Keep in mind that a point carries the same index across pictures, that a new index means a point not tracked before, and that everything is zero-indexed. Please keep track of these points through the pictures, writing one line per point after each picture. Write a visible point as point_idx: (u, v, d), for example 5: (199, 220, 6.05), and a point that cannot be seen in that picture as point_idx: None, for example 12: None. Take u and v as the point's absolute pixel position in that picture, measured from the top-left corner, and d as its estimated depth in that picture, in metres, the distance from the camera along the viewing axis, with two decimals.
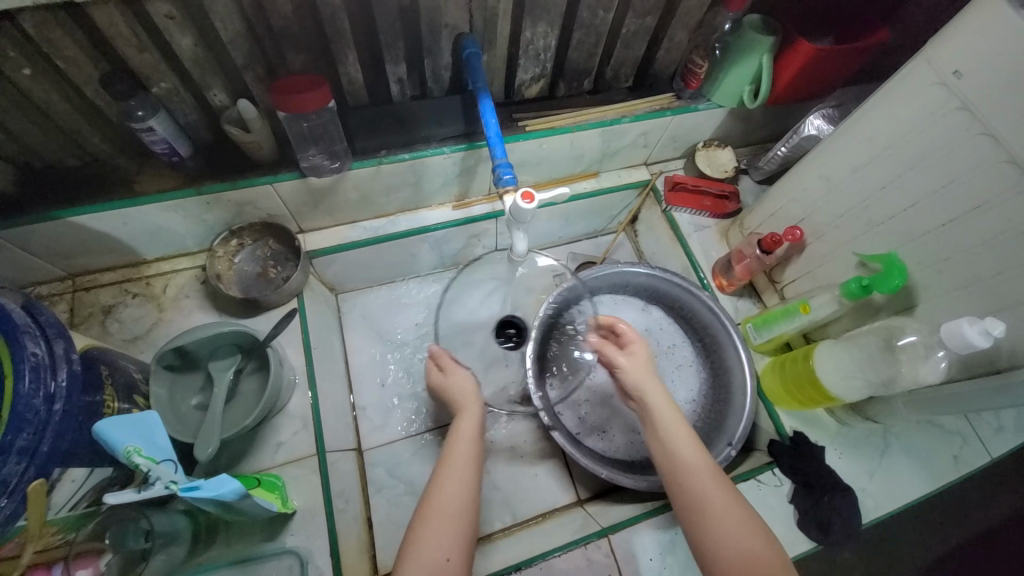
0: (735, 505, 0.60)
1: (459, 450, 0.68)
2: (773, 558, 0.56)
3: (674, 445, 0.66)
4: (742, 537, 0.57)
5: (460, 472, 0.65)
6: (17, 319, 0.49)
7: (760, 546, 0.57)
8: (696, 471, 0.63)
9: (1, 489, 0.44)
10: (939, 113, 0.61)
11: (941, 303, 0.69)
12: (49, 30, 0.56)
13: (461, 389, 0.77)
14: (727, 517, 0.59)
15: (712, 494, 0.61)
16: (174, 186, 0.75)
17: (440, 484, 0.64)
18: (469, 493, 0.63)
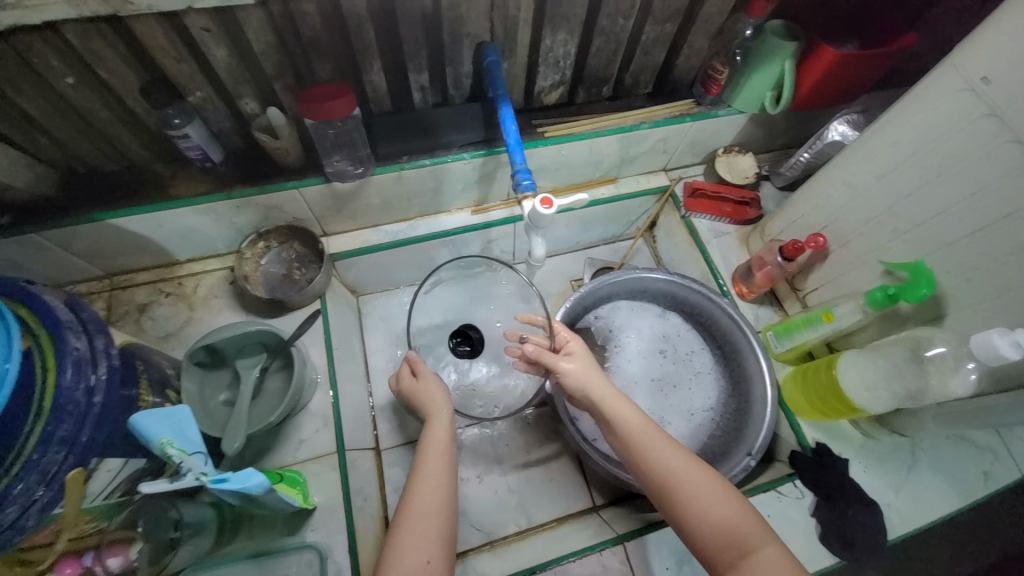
0: (705, 478, 0.59)
1: (429, 459, 0.67)
2: (751, 523, 0.55)
3: (632, 432, 0.64)
4: (718, 508, 0.57)
5: (432, 483, 0.64)
6: (61, 315, 0.52)
7: (737, 514, 0.56)
8: (659, 450, 0.62)
9: (42, 477, 0.47)
10: (968, 119, 0.60)
11: (972, 313, 0.67)
12: (95, 44, 0.60)
13: (428, 397, 0.75)
14: (699, 492, 0.58)
15: (679, 473, 0.60)
16: (206, 190, 0.78)
17: (415, 488, 0.64)
18: (444, 504, 0.63)
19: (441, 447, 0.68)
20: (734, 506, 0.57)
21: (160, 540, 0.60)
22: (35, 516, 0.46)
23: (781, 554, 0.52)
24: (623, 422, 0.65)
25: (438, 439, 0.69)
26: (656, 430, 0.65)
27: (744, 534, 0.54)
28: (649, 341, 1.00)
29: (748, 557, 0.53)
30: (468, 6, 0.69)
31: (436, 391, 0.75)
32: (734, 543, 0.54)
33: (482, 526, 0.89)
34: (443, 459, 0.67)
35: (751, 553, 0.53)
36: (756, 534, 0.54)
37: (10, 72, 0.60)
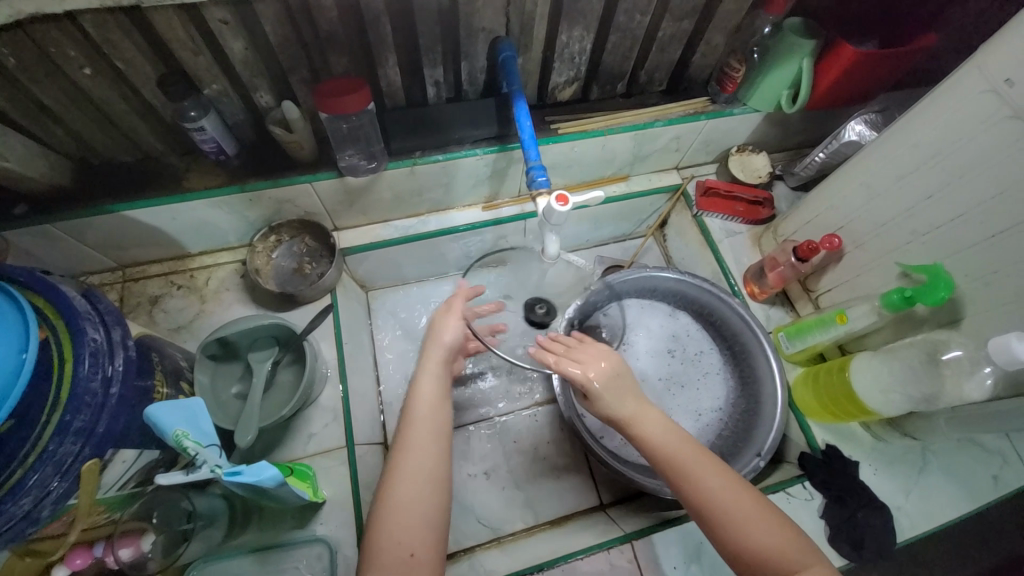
0: (750, 501, 0.57)
1: (418, 413, 0.68)
2: (799, 548, 0.52)
3: (670, 454, 0.62)
4: (766, 534, 0.54)
5: (421, 441, 0.65)
6: (79, 306, 0.52)
7: (783, 540, 0.53)
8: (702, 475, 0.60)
9: (57, 468, 0.47)
10: (992, 120, 0.59)
11: (990, 316, 0.67)
12: (113, 34, 0.60)
13: (440, 337, 0.76)
14: (745, 517, 0.56)
15: (722, 496, 0.58)
16: (220, 183, 0.78)
17: (397, 467, 0.62)
18: (437, 463, 0.64)
19: (431, 402, 0.70)
20: (780, 532, 0.54)
21: (173, 531, 0.63)
22: (49, 508, 0.47)
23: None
24: (657, 443, 0.63)
25: (427, 394, 0.70)
26: (698, 450, 0.63)
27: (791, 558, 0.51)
28: (658, 339, 1.00)
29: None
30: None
31: (448, 334, 0.76)
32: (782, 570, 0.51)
33: (488, 522, 0.89)
34: (436, 417, 0.69)
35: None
36: (802, 558, 0.52)
37: (28, 62, 0.59)
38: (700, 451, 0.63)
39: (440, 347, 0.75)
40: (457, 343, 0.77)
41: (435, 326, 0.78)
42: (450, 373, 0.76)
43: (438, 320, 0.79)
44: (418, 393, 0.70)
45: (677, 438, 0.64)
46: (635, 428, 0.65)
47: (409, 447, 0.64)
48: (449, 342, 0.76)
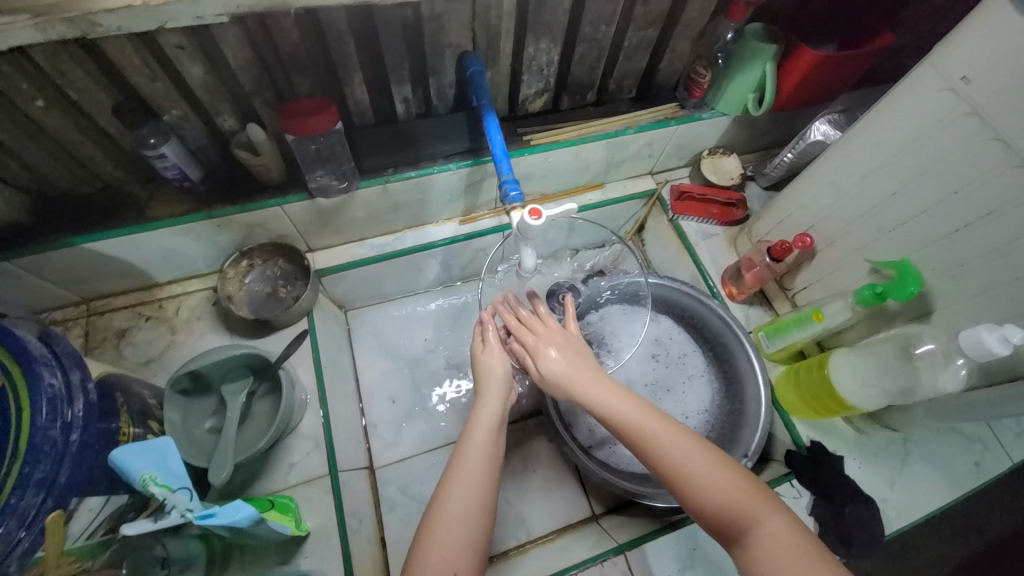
0: (698, 455, 0.55)
1: (477, 437, 0.63)
2: (749, 500, 0.51)
3: (619, 415, 0.59)
4: (716, 488, 0.52)
5: (472, 464, 0.61)
6: (34, 350, 0.50)
7: (734, 491, 0.52)
8: (652, 435, 0.57)
9: (20, 521, 0.44)
10: (948, 119, 0.61)
11: (959, 308, 0.68)
12: (64, 64, 0.57)
13: (489, 371, 0.69)
14: (696, 473, 0.54)
15: (672, 454, 0.55)
16: (186, 210, 0.76)
17: (448, 485, 0.60)
18: (486, 489, 0.60)
19: (489, 427, 0.65)
20: (731, 484, 0.53)
21: None
22: (16, 563, 0.43)
23: (784, 526, 0.49)
24: (605, 406, 0.60)
25: (488, 417, 0.65)
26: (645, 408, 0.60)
27: (746, 514, 0.50)
28: (642, 344, 1.01)
29: (750, 536, 0.50)
30: (450, 15, 0.68)
31: (500, 364, 0.69)
32: (737, 525, 0.51)
33: None
34: (492, 440, 0.64)
35: (752, 533, 0.50)
36: (754, 511, 0.51)
37: None
38: (645, 407, 0.60)
39: (496, 384, 0.68)
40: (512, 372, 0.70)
41: (480, 362, 0.70)
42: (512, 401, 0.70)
43: (479, 354, 0.71)
44: (479, 417, 0.66)
45: (624, 398, 0.61)
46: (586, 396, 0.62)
47: (464, 468, 0.60)
48: (502, 374, 0.69)
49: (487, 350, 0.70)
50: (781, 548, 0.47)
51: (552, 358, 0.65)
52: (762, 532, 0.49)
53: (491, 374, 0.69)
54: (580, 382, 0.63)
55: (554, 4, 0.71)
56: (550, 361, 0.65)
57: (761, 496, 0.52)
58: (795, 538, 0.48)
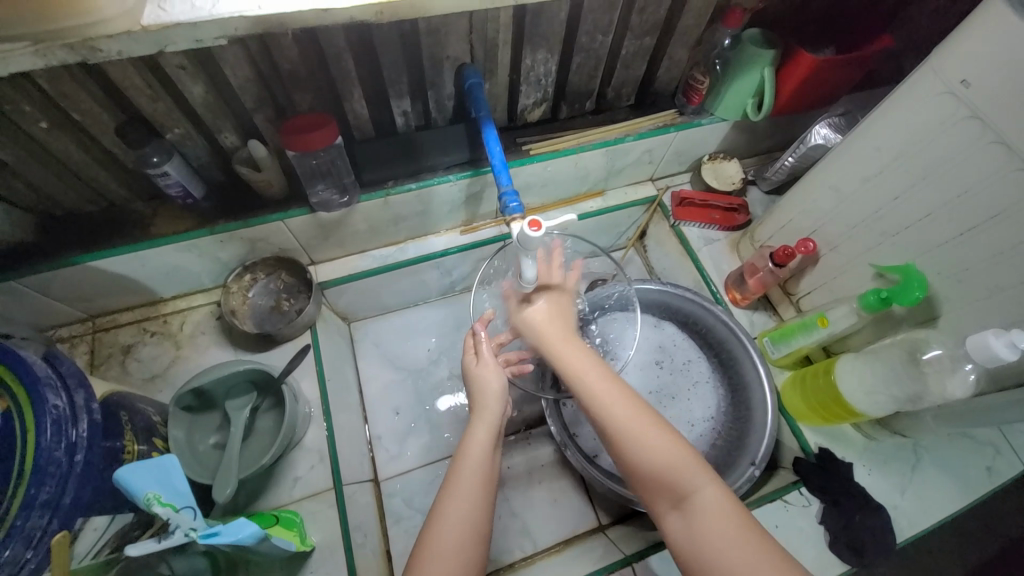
0: (648, 425, 0.60)
1: (471, 456, 0.65)
2: (690, 469, 0.57)
3: (583, 377, 0.65)
4: (662, 457, 0.58)
5: (466, 485, 0.62)
6: (39, 371, 0.50)
7: (678, 459, 0.57)
8: (609, 405, 0.62)
9: (26, 543, 0.45)
10: (948, 123, 0.60)
11: (966, 313, 0.67)
12: (67, 87, 0.58)
13: (484, 387, 0.70)
14: (645, 442, 0.59)
15: (625, 424, 0.60)
16: (189, 227, 0.77)
17: (444, 508, 0.61)
18: (478, 516, 0.61)
19: (483, 446, 0.66)
20: (676, 453, 0.58)
21: None
22: None
23: (717, 495, 0.55)
24: (574, 368, 0.66)
25: (482, 435, 0.67)
26: (606, 374, 0.65)
27: (685, 481, 0.56)
28: (646, 351, 1.00)
29: (687, 502, 0.55)
30: (447, 29, 0.68)
31: (494, 379, 0.71)
32: (676, 491, 0.56)
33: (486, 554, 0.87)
34: (485, 464, 0.65)
35: (689, 499, 0.55)
36: (694, 480, 0.56)
37: None
38: (608, 375, 0.65)
39: (491, 400, 0.69)
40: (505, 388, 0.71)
41: (473, 375, 0.72)
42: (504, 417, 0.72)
43: (473, 368, 0.72)
44: (472, 438, 0.67)
45: (590, 368, 0.65)
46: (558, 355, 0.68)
47: (457, 494, 0.61)
48: (496, 390, 0.70)
49: (481, 365, 0.72)
50: (713, 512, 0.54)
51: (535, 308, 0.72)
52: (698, 498, 0.55)
53: (488, 389, 0.70)
54: (556, 341, 0.69)
55: (551, 15, 0.71)
56: (535, 312, 0.72)
57: (700, 467, 0.57)
58: (726, 507, 0.54)
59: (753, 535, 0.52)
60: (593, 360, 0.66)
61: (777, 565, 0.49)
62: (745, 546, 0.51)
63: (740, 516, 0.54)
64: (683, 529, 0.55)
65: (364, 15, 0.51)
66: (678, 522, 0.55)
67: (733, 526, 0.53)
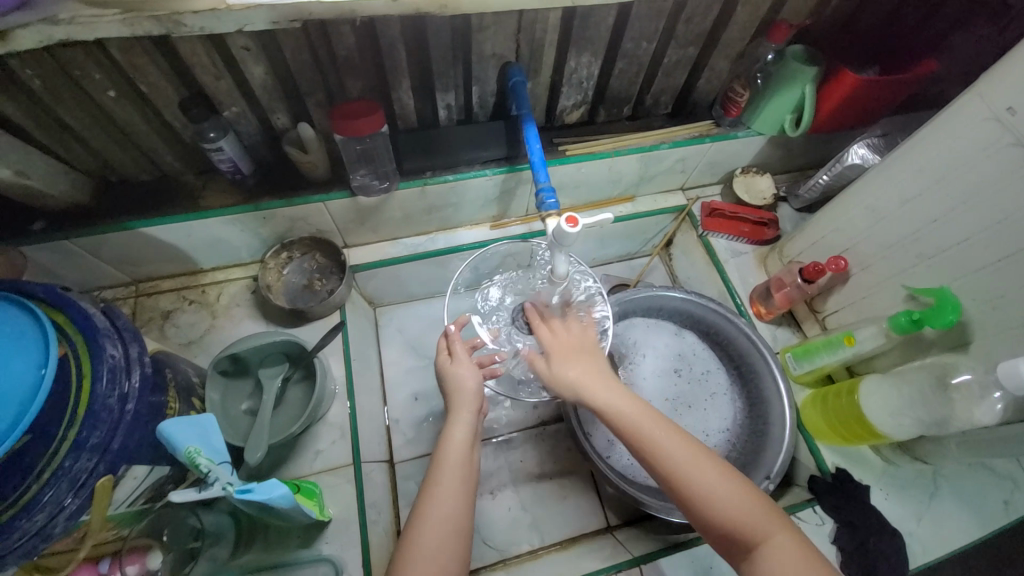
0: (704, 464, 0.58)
1: (451, 458, 0.65)
2: (762, 516, 0.55)
3: (638, 427, 0.62)
4: (730, 503, 0.56)
5: (448, 484, 0.63)
6: (99, 322, 0.53)
7: (745, 504, 0.56)
8: (670, 451, 0.59)
9: (73, 484, 0.48)
10: (992, 148, 0.60)
11: (998, 341, 0.67)
12: (138, 59, 0.62)
13: (460, 385, 0.71)
14: (699, 481, 0.57)
15: (689, 473, 0.58)
16: (235, 202, 0.80)
17: (429, 504, 0.61)
18: (461, 512, 0.61)
19: (462, 447, 0.66)
20: (743, 497, 0.56)
21: (181, 549, 0.62)
22: (62, 524, 0.47)
23: (791, 542, 0.53)
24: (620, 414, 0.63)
25: (459, 437, 0.67)
26: (660, 420, 0.63)
27: (755, 528, 0.54)
28: (665, 358, 1.00)
29: (759, 550, 0.53)
30: (496, 28, 0.70)
31: (468, 378, 0.72)
32: (746, 538, 0.54)
33: (494, 544, 0.88)
34: (466, 460, 0.66)
35: (762, 546, 0.53)
36: (763, 527, 0.54)
37: (54, 84, 0.62)
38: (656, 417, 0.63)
39: (468, 397, 0.70)
40: (481, 387, 0.72)
41: (448, 374, 0.73)
42: (481, 416, 0.72)
43: (447, 367, 0.74)
44: (451, 437, 0.67)
45: (644, 417, 0.63)
46: (609, 408, 0.64)
47: (437, 491, 0.62)
48: (473, 390, 0.71)
49: (455, 365, 0.73)
50: (790, 562, 0.51)
51: (571, 369, 0.68)
52: (771, 546, 0.53)
53: (464, 391, 0.71)
54: (601, 399, 0.65)
55: (598, 20, 0.73)
56: (571, 375, 0.67)
57: (771, 514, 0.55)
58: (802, 554, 0.52)
59: None
60: (646, 407, 0.64)
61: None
62: None
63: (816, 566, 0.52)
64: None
65: (427, 7, 0.55)
66: (751, 571, 0.53)
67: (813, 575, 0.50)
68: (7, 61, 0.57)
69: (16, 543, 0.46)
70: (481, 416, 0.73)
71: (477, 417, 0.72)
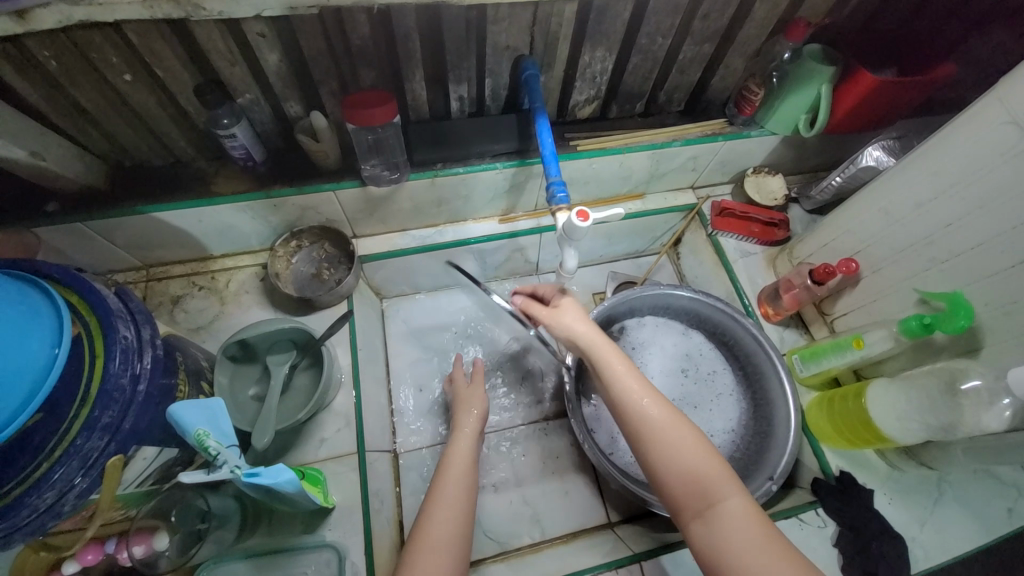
0: (675, 425, 0.61)
1: (453, 469, 0.71)
2: (720, 477, 0.57)
3: (624, 385, 0.65)
4: (692, 463, 0.58)
5: (451, 493, 0.67)
6: (112, 304, 0.54)
7: (706, 465, 0.57)
8: (646, 411, 0.62)
9: (84, 462, 0.48)
10: (1010, 152, 0.59)
11: (1010, 347, 0.66)
12: (154, 42, 0.61)
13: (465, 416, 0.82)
14: (667, 439, 0.59)
15: (656, 428, 0.61)
16: (246, 188, 0.80)
17: (429, 515, 0.65)
18: (463, 522, 0.65)
19: (464, 463, 0.73)
20: (705, 458, 0.58)
21: (188, 531, 0.65)
22: (71, 502, 0.48)
23: (746, 506, 0.55)
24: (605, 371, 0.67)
25: (461, 458, 0.73)
26: (644, 384, 0.65)
27: (711, 488, 0.56)
28: (671, 357, 0.99)
29: (712, 507, 0.55)
30: (511, 19, 0.69)
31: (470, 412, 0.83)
32: (700, 496, 0.56)
33: (495, 536, 0.89)
34: (468, 473, 0.72)
35: (715, 506, 0.55)
36: (720, 488, 0.56)
37: (69, 65, 0.62)
38: (638, 377, 0.66)
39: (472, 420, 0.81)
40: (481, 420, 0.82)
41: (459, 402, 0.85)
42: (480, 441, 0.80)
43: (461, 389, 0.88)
44: (455, 452, 0.75)
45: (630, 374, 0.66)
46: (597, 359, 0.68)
47: (440, 500, 0.66)
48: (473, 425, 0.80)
49: (470, 390, 0.87)
50: (739, 524, 0.53)
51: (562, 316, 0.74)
52: (723, 504, 0.55)
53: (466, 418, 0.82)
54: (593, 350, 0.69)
55: (615, 13, 0.72)
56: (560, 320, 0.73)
57: (730, 478, 0.57)
58: (753, 518, 0.53)
59: (783, 551, 0.50)
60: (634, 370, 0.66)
61: (790, 563, 0.49)
62: (776, 554, 0.50)
63: (767, 529, 0.52)
64: (706, 534, 0.54)
65: None
66: (701, 530, 0.55)
67: (759, 535, 0.52)
68: (25, 43, 0.57)
69: (24, 520, 0.47)
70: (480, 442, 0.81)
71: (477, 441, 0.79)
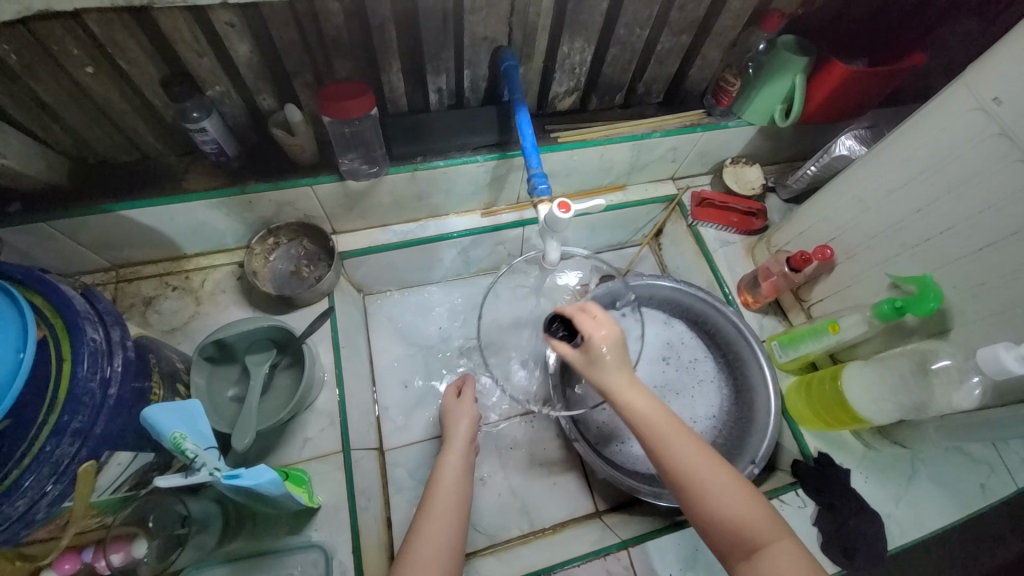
0: (711, 466, 0.58)
1: (445, 480, 0.71)
2: (764, 520, 0.54)
3: (656, 426, 0.60)
4: (733, 506, 0.55)
5: (441, 507, 0.67)
6: (78, 304, 0.52)
7: (749, 510, 0.55)
8: (682, 453, 0.58)
9: (53, 470, 0.46)
10: (977, 139, 0.61)
11: (977, 327, 0.68)
12: (117, 33, 0.59)
13: (456, 426, 0.81)
14: (705, 482, 0.57)
15: (695, 472, 0.57)
16: (219, 184, 0.78)
17: (424, 522, 0.65)
18: (456, 533, 0.65)
19: (456, 472, 0.73)
20: (748, 502, 0.56)
21: (167, 535, 0.63)
22: (44, 510, 0.46)
23: (794, 550, 0.52)
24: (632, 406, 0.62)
25: (454, 466, 0.73)
26: (677, 425, 0.61)
27: (757, 533, 0.54)
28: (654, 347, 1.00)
29: (758, 553, 0.53)
30: (488, 9, 0.69)
31: (462, 423, 0.81)
32: (746, 542, 0.54)
33: (483, 529, 0.89)
34: (459, 483, 0.71)
35: (762, 549, 0.53)
36: (766, 531, 0.54)
37: (28, 59, 0.59)
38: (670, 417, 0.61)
39: (461, 431, 0.79)
40: (475, 429, 0.81)
41: (451, 412, 0.83)
42: (473, 452, 0.79)
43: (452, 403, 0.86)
44: (446, 463, 0.74)
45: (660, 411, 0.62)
46: (626, 401, 0.62)
47: (432, 513, 0.66)
48: (465, 433, 0.79)
49: (459, 403, 0.85)
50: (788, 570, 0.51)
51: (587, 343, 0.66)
52: (771, 549, 0.52)
53: (460, 426, 0.80)
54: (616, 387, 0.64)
55: (593, 4, 0.72)
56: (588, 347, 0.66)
57: (773, 519, 0.55)
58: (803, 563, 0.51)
59: None
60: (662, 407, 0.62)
61: None
62: None
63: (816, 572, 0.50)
64: None
65: None
66: (748, 574, 0.53)
67: None
68: None
69: None
70: (473, 452, 0.80)
71: (469, 450, 0.79)
